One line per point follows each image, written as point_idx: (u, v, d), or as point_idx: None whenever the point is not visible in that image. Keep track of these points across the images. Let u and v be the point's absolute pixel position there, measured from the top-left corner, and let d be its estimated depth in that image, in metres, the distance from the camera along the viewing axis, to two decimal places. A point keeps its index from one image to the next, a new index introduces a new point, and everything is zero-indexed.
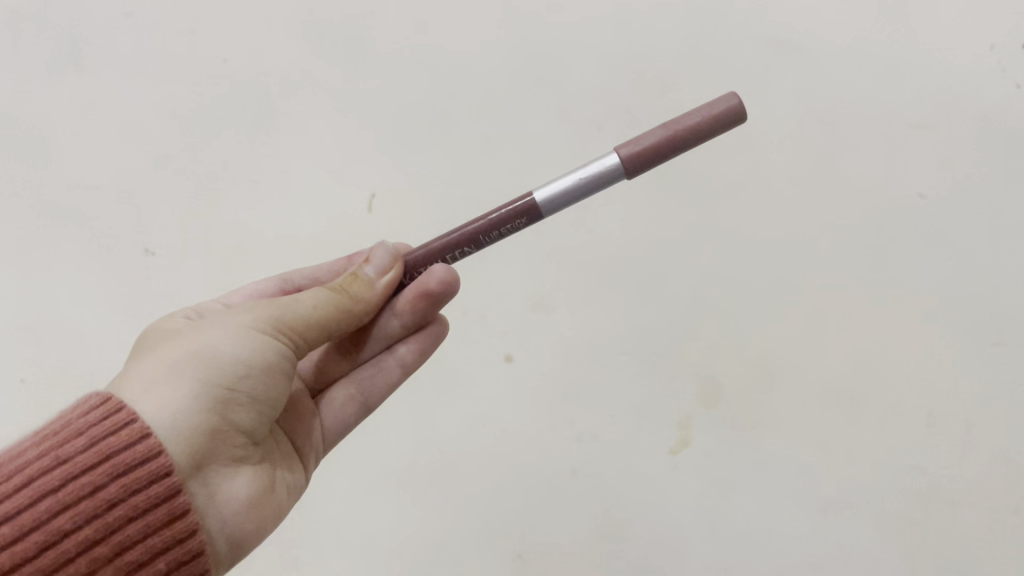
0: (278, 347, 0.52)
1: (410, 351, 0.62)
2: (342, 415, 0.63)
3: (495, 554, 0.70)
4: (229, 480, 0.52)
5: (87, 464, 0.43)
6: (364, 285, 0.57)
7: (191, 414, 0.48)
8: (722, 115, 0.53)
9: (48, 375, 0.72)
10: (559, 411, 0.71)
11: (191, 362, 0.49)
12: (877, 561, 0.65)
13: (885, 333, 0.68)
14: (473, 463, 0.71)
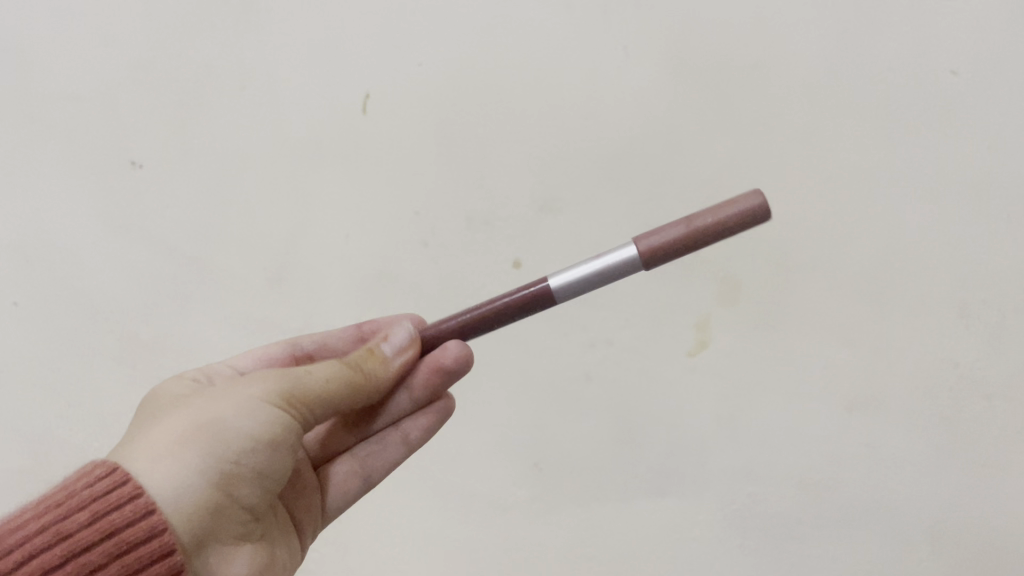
0: (287, 422, 0.49)
1: (417, 428, 0.62)
2: (342, 488, 0.61)
3: (513, 461, 0.70)
4: (232, 556, 0.48)
5: (88, 542, 0.41)
6: (383, 363, 0.56)
7: (198, 488, 0.45)
8: (748, 211, 0.50)
9: (48, 297, 0.71)
10: (572, 315, 0.69)
11: (203, 433, 0.46)
12: (903, 456, 0.64)
13: (922, 224, 0.63)
14: (486, 370, 0.71)
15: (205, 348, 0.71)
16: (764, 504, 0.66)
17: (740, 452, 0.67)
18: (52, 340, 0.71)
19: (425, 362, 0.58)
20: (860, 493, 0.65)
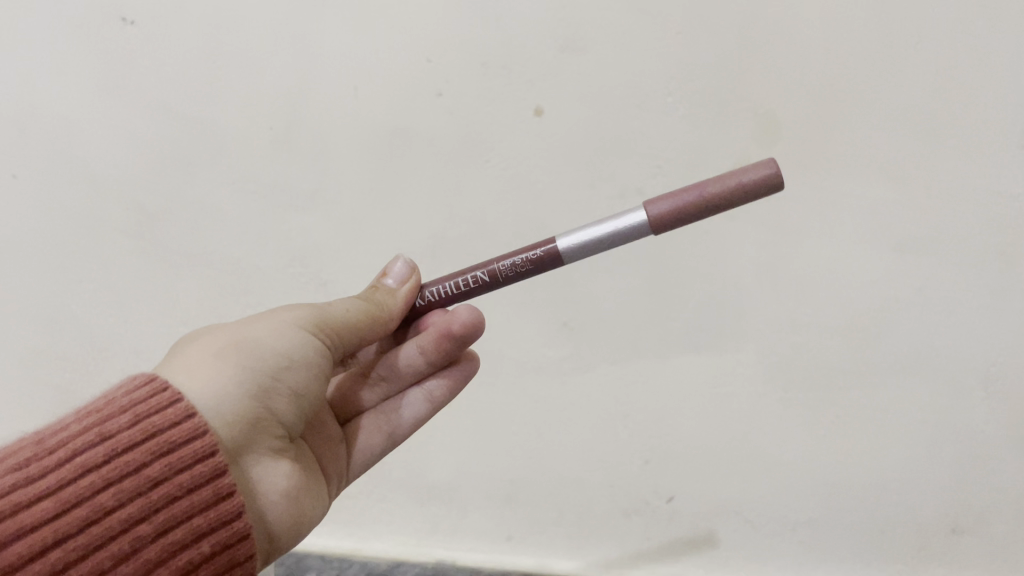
0: (318, 343, 0.51)
1: (439, 386, 0.60)
2: (370, 439, 0.60)
3: (540, 319, 0.67)
4: (271, 469, 0.48)
5: (130, 441, 0.39)
6: (390, 296, 0.55)
7: (238, 394, 0.45)
8: (761, 180, 0.47)
9: (46, 163, 0.68)
10: (598, 164, 0.63)
11: (239, 346, 0.47)
12: (952, 298, 0.61)
13: (1006, 47, 0.54)
14: (508, 223, 0.67)
15: (209, 212, 0.68)
16: (809, 352, 0.64)
17: (784, 302, 0.63)
18: (54, 215, 0.69)
19: (433, 322, 0.56)
20: (903, 333, 0.62)
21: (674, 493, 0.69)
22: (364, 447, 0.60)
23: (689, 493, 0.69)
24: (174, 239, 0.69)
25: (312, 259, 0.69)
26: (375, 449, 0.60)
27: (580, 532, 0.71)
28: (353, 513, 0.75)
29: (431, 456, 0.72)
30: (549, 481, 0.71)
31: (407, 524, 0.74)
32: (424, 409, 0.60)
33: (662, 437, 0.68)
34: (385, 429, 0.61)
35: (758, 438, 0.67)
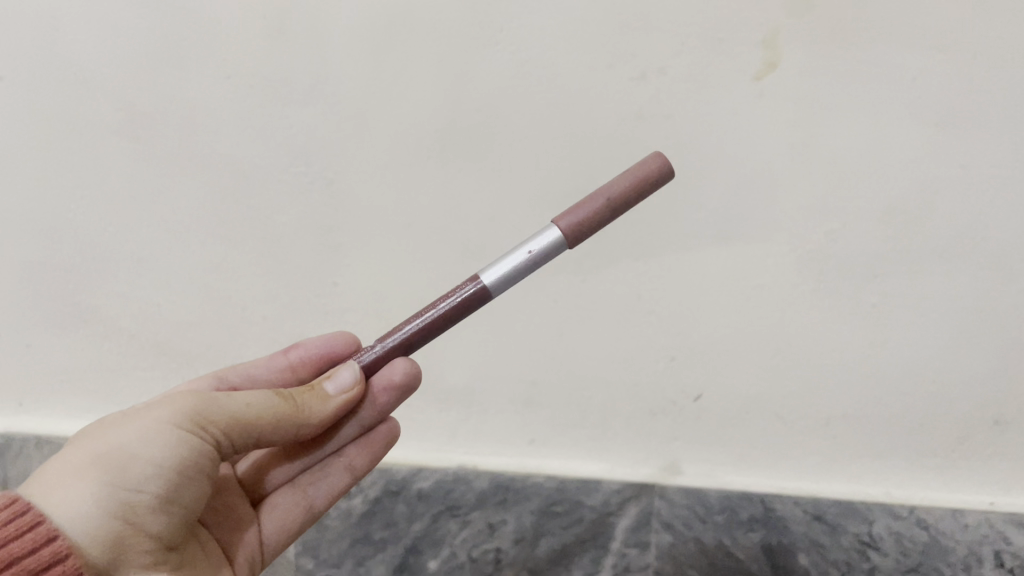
0: (203, 450, 0.47)
1: (358, 456, 0.59)
2: (280, 514, 0.59)
3: (558, 215, 0.63)
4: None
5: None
6: (320, 398, 0.52)
7: (98, 513, 0.44)
8: (651, 173, 0.52)
9: (26, 64, 0.63)
10: (619, 43, 0.58)
11: (107, 459, 0.45)
12: (997, 172, 0.57)
13: None
14: (522, 116, 0.61)
15: (200, 112, 0.63)
16: (846, 239, 0.60)
17: (818, 185, 0.60)
18: (49, 123, 0.65)
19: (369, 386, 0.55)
20: (947, 215, 0.58)
21: (702, 391, 0.66)
22: (274, 522, 0.58)
23: (717, 390, 0.66)
24: (181, 151, 0.64)
25: (313, 162, 0.64)
26: (288, 520, 0.59)
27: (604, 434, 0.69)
28: None
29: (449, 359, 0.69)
30: (570, 381, 0.68)
31: (425, 429, 0.71)
32: (344, 476, 0.59)
33: (686, 333, 0.65)
34: (300, 505, 0.59)
35: (789, 334, 0.64)
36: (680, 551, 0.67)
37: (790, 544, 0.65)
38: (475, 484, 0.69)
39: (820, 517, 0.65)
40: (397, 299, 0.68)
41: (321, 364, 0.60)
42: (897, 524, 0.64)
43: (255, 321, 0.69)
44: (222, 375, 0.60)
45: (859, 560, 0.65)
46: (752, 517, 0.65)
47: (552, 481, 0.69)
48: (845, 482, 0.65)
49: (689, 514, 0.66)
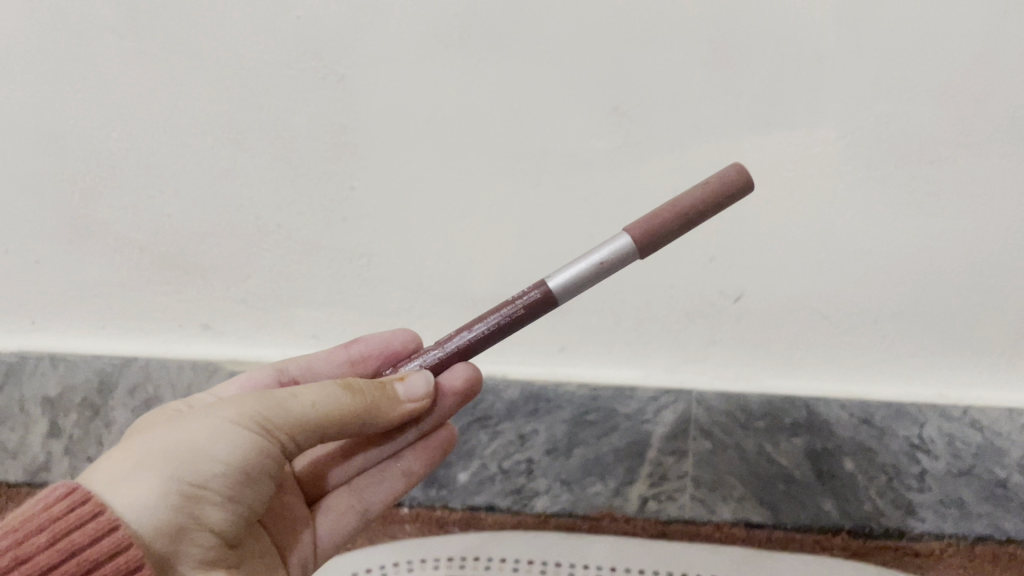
0: (269, 450, 0.43)
1: (415, 461, 0.55)
2: (337, 520, 0.54)
3: (587, 107, 0.60)
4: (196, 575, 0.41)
5: (49, 565, 0.35)
6: (394, 402, 0.46)
7: (159, 511, 0.39)
8: (728, 181, 0.47)
9: None
10: None
11: (172, 454, 0.41)
12: None
13: None
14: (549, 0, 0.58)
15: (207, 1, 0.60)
16: (892, 120, 0.57)
17: (866, 64, 0.56)
18: (45, 16, 0.61)
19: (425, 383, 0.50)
20: (1003, 94, 0.56)
21: (743, 290, 0.62)
22: (329, 526, 0.54)
23: (760, 290, 0.62)
24: (178, 40, 0.61)
25: (327, 54, 0.60)
26: (342, 524, 0.55)
27: (638, 338, 0.65)
28: None
29: (473, 262, 0.64)
30: (603, 285, 0.64)
31: None
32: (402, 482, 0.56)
33: (725, 229, 0.62)
34: (357, 507, 0.55)
35: (838, 229, 0.60)
36: (720, 460, 0.64)
37: (835, 449, 0.63)
38: (505, 395, 0.67)
39: (867, 421, 0.62)
40: (415, 201, 0.64)
41: (381, 362, 0.56)
42: (948, 425, 0.61)
43: (270, 231, 0.65)
44: (285, 369, 0.56)
45: (908, 465, 0.62)
46: (795, 423, 0.63)
47: (585, 390, 0.66)
48: (895, 385, 0.62)
49: (729, 421, 0.64)
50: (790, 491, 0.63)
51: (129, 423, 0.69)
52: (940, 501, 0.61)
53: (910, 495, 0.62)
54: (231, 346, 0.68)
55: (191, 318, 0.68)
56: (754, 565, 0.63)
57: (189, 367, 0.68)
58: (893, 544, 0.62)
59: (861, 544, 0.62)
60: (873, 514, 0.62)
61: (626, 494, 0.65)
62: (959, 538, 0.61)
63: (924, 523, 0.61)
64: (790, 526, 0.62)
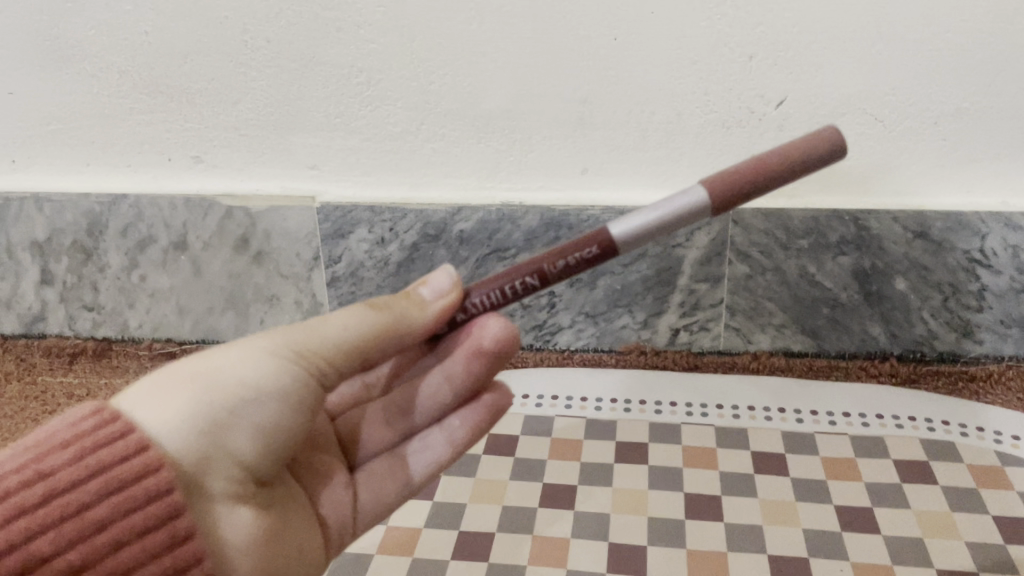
0: (307, 378, 0.38)
1: (462, 426, 0.45)
2: (376, 485, 0.45)
3: None
4: (223, 514, 0.36)
5: (76, 481, 0.32)
6: (418, 304, 0.40)
7: (183, 434, 0.35)
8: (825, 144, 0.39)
9: None
10: None
11: (200, 376, 0.36)
12: None
13: None
14: None
15: None
16: None
17: None
18: None
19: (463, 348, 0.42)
20: None
21: (785, 94, 0.53)
22: (369, 497, 0.45)
23: (808, 91, 0.53)
24: None
25: None
26: (386, 497, 0.45)
27: (669, 156, 0.57)
28: (396, 153, 0.60)
29: (484, 75, 0.56)
30: (631, 93, 0.55)
31: (461, 165, 0.60)
32: (443, 445, 0.46)
33: (784, 23, 0.51)
34: (397, 469, 0.46)
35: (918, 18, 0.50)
36: (757, 285, 0.60)
37: (886, 269, 0.58)
38: (523, 223, 0.60)
39: (922, 236, 0.56)
40: (417, 4, 0.53)
41: None
42: (1012, 237, 0.55)
43: (257, 46, 0.56)
44: None
45: (967, 282, 0.57)
46: (842, 241, 0.57)
47: (610, 213, 0.59)
48: (955, 193, 0.55)
49: (771, 242, 0.58)
50: (835, 316, 0.60)
51: (127, 265, 0.65)
52: (1001, 321, 0.57)
53: (969, 315, 0.58)
54: (225, 180, 0.62)
55: (180, 150, 0.62)
56: (791, 394, 0.60)
57: (182, 204, 0.62)
58: (945, 369, 0.59)
59: (910, 369, 0.59)
60: (924, 339, 0.59)
61: (656, 326, 0.63)
62: (1019, 360, 0.58)
63: (981, 346, 0.59)
64: (834, 353, 0.61)
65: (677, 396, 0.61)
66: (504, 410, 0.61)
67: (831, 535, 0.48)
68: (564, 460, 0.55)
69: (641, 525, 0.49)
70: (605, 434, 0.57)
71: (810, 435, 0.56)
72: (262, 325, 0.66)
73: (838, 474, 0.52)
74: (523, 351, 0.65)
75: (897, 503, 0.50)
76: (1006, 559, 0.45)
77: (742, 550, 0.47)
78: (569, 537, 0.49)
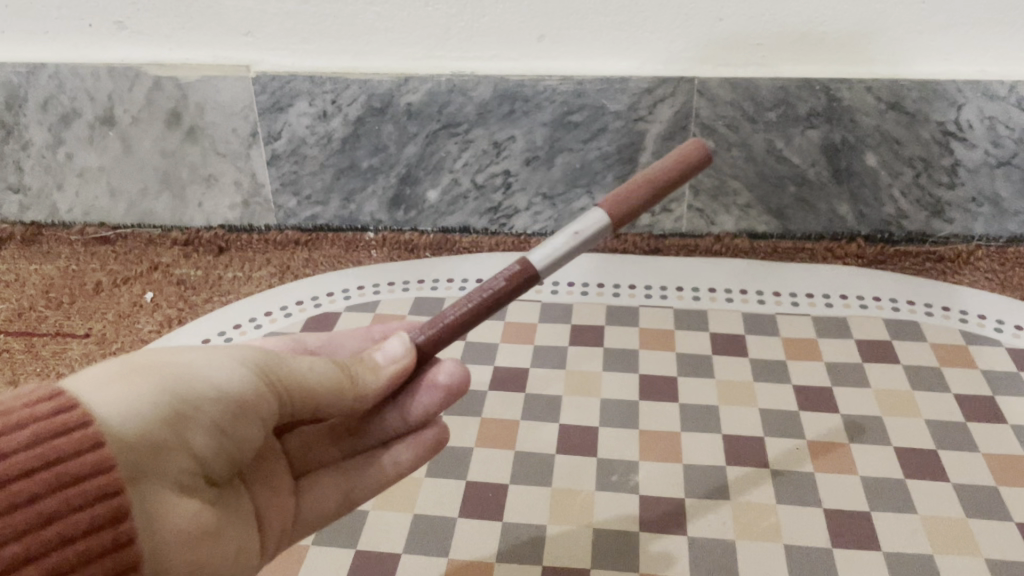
0: (264, 393, 0.33)
1: (406, 452, 0.39)
2: (316, 499, 0.38)
3: None
4: (174, 504, 0.29)
5: (21, 467, 0.25)
6: (370, 376, 0.36)
7: (141, 420, 0.28)
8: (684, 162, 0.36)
9: None
10: None
11: (152, 366, 0.30)
12: None
13: None
14: None
15: None
16: None
17: None
18: None
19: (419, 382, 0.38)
20: None
21: None
22: (307, 512, 0.38)
23: None
24: None
25: None
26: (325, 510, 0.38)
27: (631, 21, 0.53)
28: (337, 17, 0.55)
29: None
30: None
31: (408, 32, 0.55)
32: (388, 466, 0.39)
33: None
34: (343, 483, 0.39)
35: None
36: (723, 161, 0.57)
37: (856, 143, 0.55)
38: (475, 95, 0.56)
39: (896, 106, 0.53)
40: None
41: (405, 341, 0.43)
42: (989, 107, 0.52)
43: None
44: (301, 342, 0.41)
45: (940, 156, 0.54)
46: (812, 112, 0.54)
47: (567, 84, 0.55)
48: (932, 59, 0.52)
49: (736, 114, 0.55)
50: (801, 194, 0.57)
51: (51, 142, 0.61)
52: (972, 198, 0.55)
53: (940, 192, 0.55)
54: (154, 48, 0.57)
55: (102, 15, 0.56)
56: (754, 276, 0.57)
57: (106, 74, 0.57)
58: (914, 249, 0.57)
59: (877, 250, 0.57)
60: (892, 218, 0.57)
61: None
62: (988, 240, 0.57)
63: (950, 225, 0.57)
64: (799, 234, 0.59)
65: (637, 279, 0.58)
66: (457, 295, 0.56)
67: (789, 415, 0.46)
68: (517, 343, 0.53)
69: (593, 407, 0.47)
70: (560, 317, 0.55)
71: (771, 316, 0.54)
72: (200, 208, 0.63)
73: (799, 354, 0.50)
74: (477, 236, 0.62)
75: (857, 382, 0.48)
76: (966, 437, 0.44)
77: (696, 431, 0.45)
78: (517, 419, 0.47)
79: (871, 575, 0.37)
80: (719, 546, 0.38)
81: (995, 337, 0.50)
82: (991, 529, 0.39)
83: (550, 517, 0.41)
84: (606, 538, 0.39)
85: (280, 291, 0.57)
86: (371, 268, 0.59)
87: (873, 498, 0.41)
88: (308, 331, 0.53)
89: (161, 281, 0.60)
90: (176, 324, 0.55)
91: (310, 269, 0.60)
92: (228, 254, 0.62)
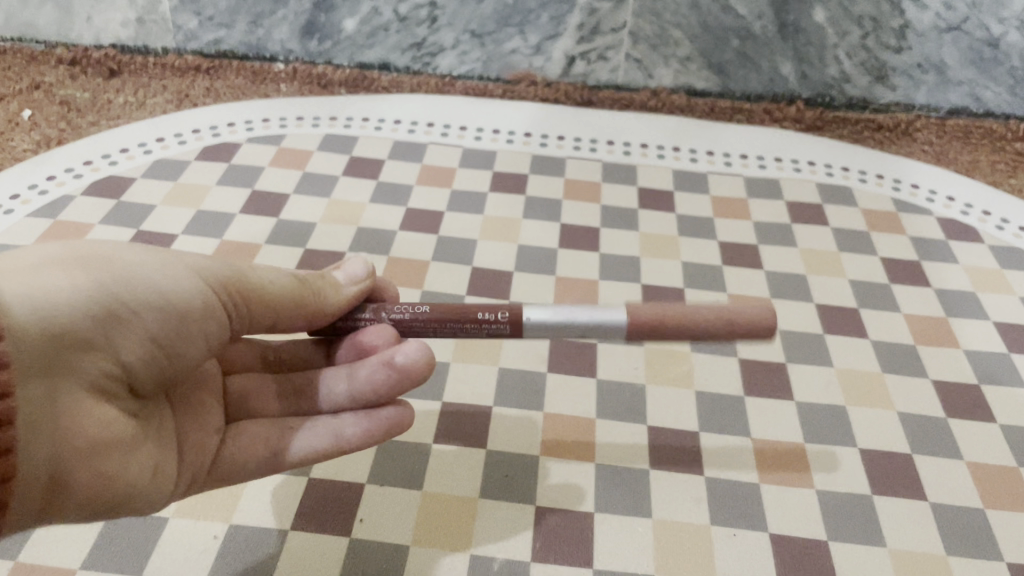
0: (213, 305, 0.27)
1: (351, 423, 0.30)
2: (243, 447, 0.29)
3: None
4: (90, 414, 0.23)
5: None
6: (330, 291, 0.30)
7: (54, 309, 0.23)
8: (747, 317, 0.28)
9: None
10: None
11: (96, 263, 0.24)
12: None
13: None
14: None
15: None
16: None
17: None
18: None
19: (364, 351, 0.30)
20: None
21: None
22: (229, 458, 0.29)
23: None
24: None
25: None
26: (253, 462, 0.29)
27: None
28: None
29: None
30: None
31: None
32: (329, 433, 0.30)
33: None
34: (275, 438, 0.30)
35: None
36: (665, 7, 0.53)
37: None
38: None
39: None
40: None
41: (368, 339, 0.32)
42: None
43: None
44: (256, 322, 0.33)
45: (891, 16, 0.51)
46: None
47: None
48: None
49: None
50: (744, 49, 0.54)
51: None
52: (918, 65, 0.53)
53: (886, 56, 0.53)
54: None
55: None
56: (688, 132, 0.54)
57: None
58: (852, 117, 0.55)
59: (816, 115, 0.55)
60: (835, 81, 0.55)
61: (549, 53, 0.56)
62: (929, 111, 0.55)
63: (893, 93, 0.55)
64: (738, 93, 0.56)
65: (567, 129, 0.54)
66: (373, 136, 0.52)
67: (711, 269, 0.44)
68: (433, 186, 0.49)
69: (510, 252, 0.45)
70: (482, 163, 0.51)
71: (703, 174, 0.51)
72: (89, 23, 0.57)
73: (727, 212, 0.48)
74: (398, 75, 0.57)
75: (784, 242, 0.46)
76: (888, 296, 0.43)
77: (615, 280, 0.43)
78: (427, 259, 0.44)
79: (780, 423, 0.36)
80: (628, 391, 0.37)
81: (924, 206, 0.49)
82: (904, 383, 0.38)
83: (455, 354, 0.38)
84: (512, 378, 0.37)
85: (174, 118, 0.52)
86: (279, 101, 0.54)
87: (791, 351, 0.39)
88: (203, 161, 0.49)
89: (42, 100, 0.53)
90: (55, 145, 0.49)
91: (211, 98, 0.54)
92: (120, 79, 0.56)
